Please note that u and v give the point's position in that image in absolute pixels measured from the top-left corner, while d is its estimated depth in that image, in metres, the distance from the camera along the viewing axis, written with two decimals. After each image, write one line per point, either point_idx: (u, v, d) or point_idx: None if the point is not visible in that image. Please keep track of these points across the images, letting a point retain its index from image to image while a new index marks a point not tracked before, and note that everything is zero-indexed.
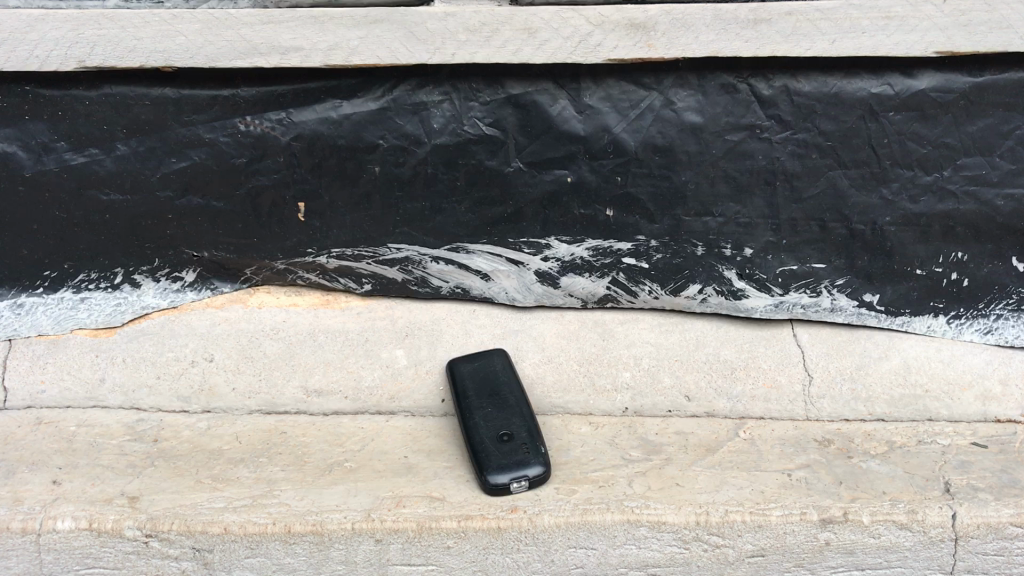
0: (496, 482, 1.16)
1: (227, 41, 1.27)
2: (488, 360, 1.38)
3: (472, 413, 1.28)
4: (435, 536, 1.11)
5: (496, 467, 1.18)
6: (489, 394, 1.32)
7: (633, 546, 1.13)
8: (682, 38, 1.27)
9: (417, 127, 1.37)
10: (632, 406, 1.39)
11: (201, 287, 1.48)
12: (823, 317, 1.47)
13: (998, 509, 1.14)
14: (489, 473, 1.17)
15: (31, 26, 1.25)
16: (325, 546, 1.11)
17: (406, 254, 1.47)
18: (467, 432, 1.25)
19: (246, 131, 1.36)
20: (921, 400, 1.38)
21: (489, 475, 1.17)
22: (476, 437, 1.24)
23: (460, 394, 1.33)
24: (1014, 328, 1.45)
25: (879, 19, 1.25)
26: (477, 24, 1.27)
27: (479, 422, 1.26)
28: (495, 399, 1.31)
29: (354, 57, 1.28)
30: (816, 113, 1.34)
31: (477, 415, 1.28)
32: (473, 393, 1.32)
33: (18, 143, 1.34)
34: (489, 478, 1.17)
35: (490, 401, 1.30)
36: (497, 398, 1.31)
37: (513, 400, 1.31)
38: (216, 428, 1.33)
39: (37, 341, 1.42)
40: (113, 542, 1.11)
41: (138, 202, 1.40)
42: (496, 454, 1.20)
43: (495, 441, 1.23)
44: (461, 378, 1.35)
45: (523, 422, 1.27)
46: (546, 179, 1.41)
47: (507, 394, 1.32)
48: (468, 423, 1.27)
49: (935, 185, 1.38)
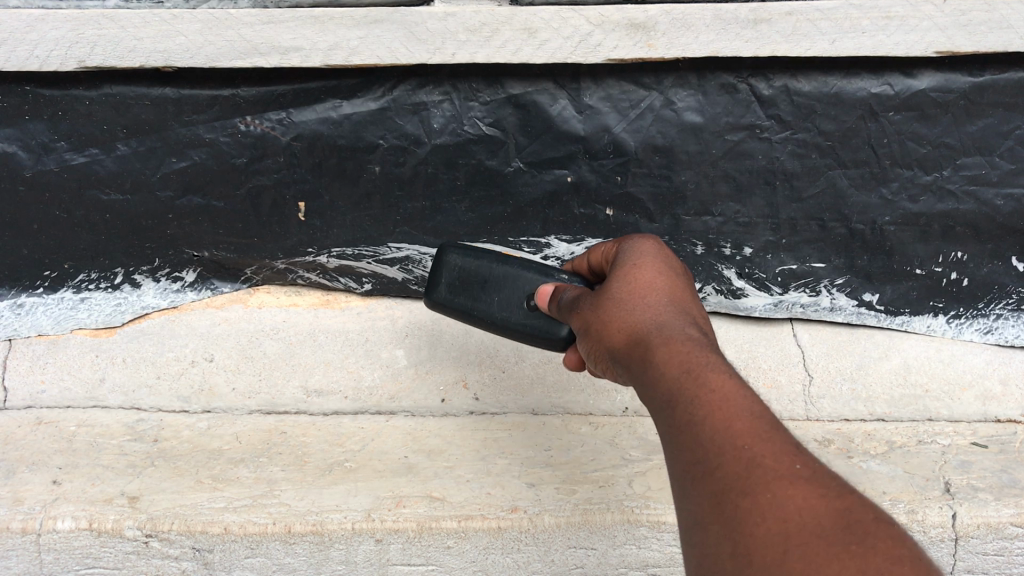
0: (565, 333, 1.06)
1: (227, 41, 1.25)
2: (449, 262, 1.16)
3: (489, 314, 1.13)
4: (435, 536, 1.14)
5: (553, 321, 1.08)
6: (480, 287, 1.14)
7: (632, 545, 1.18)
8: (682, 38, 1.24)
9: (417, 127, 1.37)
10: (633, 406, 1.37)
11: (200, 287, 1.48)
12: (823, 316, 1.47)
13: (998, 509, 1.15)
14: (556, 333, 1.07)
15: (31, 26, 1.23)
16: (325, 546, 1.14)
17: (406, 254, 1.47)
18: (512, 333, 1.12)
19: (246, 131, 1.36)
20: (921, 400, 1.38)
21: (554, 334, 1.07)
22: (520, 330, 1.11)
23: (467, 315, 1.15)
24: (1014, 328, 1.45)
25: (879, 19, 1.22)
26: (477, 24, 1.24)
27: (507, 316, 1.12)
28: (489, 286, 1.13)
29: (354, 57, 1.26)
30: (816, 113, 1.34)
31: (499, 315, 1.12)
32: (469, 300, 1.14)
33: (18, 143, 1.34)
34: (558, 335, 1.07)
35: (487, 292, 1.13)
36: (490, 284, 1.13)
37: (500, 272, 1.14)
38: (216, 428, 1.32)
39: (37, 341, 1.42)
40: (114, 542, 1.14)
41: (139, 202, 1.40)
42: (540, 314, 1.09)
43: (529, 311, 1.10)
44: (449, 304, 1.15)
45: (527, 275, 1.12)
46: (546, 179, 1.42)
47: (495, 275, 1.13)
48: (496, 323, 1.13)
49: (934, 185, 1.38)
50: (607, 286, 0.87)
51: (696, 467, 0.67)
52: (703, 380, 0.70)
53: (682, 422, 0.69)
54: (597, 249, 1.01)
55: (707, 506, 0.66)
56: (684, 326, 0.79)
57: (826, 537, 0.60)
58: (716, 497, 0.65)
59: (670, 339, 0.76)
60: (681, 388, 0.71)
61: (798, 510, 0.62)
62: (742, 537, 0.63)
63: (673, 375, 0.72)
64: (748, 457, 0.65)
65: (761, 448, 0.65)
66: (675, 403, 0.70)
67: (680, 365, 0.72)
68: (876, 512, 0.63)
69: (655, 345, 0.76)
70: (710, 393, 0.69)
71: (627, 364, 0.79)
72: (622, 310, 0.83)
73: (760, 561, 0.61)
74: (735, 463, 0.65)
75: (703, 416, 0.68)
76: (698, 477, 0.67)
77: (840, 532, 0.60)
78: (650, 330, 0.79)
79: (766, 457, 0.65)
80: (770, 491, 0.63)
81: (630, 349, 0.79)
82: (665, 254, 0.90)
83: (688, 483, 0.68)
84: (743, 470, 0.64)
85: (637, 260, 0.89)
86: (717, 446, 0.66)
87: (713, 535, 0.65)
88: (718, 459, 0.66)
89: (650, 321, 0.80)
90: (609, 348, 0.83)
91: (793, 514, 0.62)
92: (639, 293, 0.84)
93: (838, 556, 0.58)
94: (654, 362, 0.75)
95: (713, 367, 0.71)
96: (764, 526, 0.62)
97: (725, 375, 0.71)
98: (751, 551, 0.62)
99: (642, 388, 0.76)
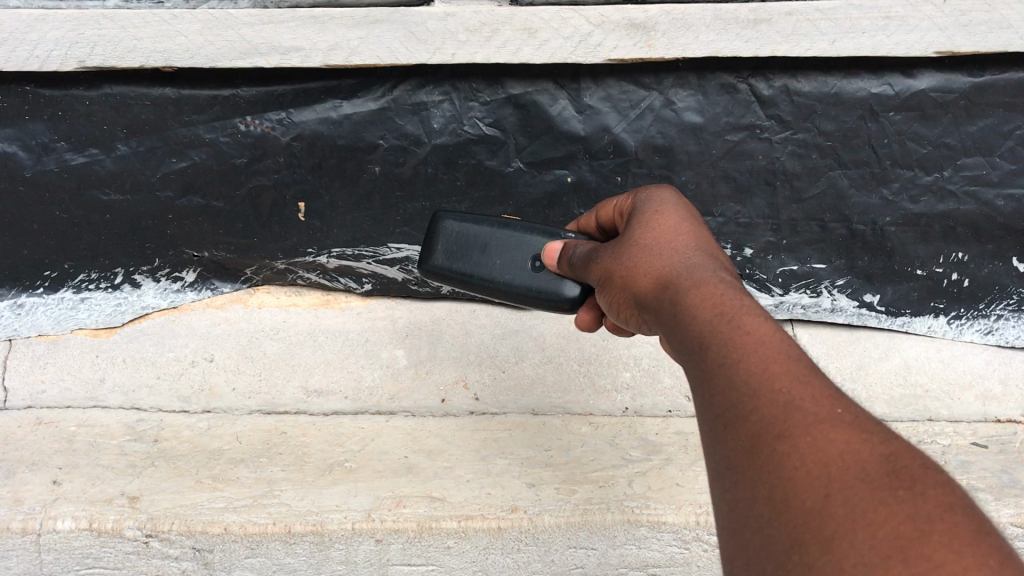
0: (575, 293, 0.97)
1: (227, 41, 1.24)
2: (446, 227, 1.04)
3: (491, 283, 1.01)
4: (435, 536, 1.15)
5: (561, 282, 0.98)
6: (481, 250, 1.02)
7: (632, 545, 1.18)
8: (682, 38, 1.24)
9: (417, 127, 1.37)
10: (632, 406, 1.37)
11: (200, 287, 1.47)
12: (823, 317, 1.46)
13: (998, 509, 1.16)
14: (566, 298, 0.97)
15: (31, 27, 1.22)
16: (325, 546, 1.15)
17: (406, 254, 1.47)
18: (516, 299, 1.01)
19: (246, 131, 1.36)
20: (921, 400, 1.38)
21: (563, 295, 0.97)
22: (525, 295, 1.00)
23: (466, 284, 1.04)
24: (1015, 329, 1.44)
25: (879, 19, 1.22)
26: (477, 24, 1.23)
27: (510, 281, 1.00)
28: (491, 250, 1.02)
29: (354, 57, 1.26)
30: (816, 113, 1.34)
31: (501, 281, 1.01)
32: (469, 266, 1.02)
33: (18, 143, 1.34)
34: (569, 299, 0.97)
35: (487, 257, 1.02)
36: (490, 248, 1.02)
37: (502, 235, 1.02)
38: (216, 428, 1.32)
39: (37, 341, 1.42)
40: (114, 542, 1.14)
41: (139, 202, 1.40)
42: (547, 274, 0.99)
43: (535, 273, 0.99)
44: (447, 273, 1.04)
45: (533, 236, 1.01)
46: (546, 179, 1.42)
47: (496, 238, 1.02)
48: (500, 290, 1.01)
49: (935, 185, 1.38)
50: (629, 234, 0.82)
51: (725, 411, 0.59)
52: (736, 321, 0.63)
53: (710, 363, 0.62)
54: (609, 204, 0.95)
55: (738, 453, 0.57)
56: (712, 270, 0.72)
57: (875, 484, 0.50)
58: (748, 443, 0.57)
59: (700, 283, 0.70)
60: (709, 326, 0.64)
61: (841, 454, 0.53)
62: (778, 485, 0.54)
63: (704, 317, 0.65)
64: (785, 399, 0.57)
65: (799, 389, 0.57)
66: (705, 343, 0.63)
67: (712, 307, 0.65)
68: (931, 464, 0.53)
69: (683, 288, 0.70)
70: (742, 332, 0.62)
71: (652, 309, 0.73)
72: (646, 256, 0.77)
73: (799, 513, 0.52)
74: (771, 404, 0.57)
75: (735, 356, 0.61)
76: (727, 422, 0.59)
77: (891, 480, 0.50)
78: (678, 274, 0.72)
79: (804, 400, 0.56)
80: (810, 433, 0.54)
81: (655, 293, 0.73)
82: (688, 205, 0.85)
83: (717, 431, 0.60)
84: (778, 411, 0.56)
85: (658, 208, 0.83)
86: (749, 387, 0.58)
87: (744, 486, 0.56)
88: (751, 401, 0.58)
89: (675, 264, 0.74)
90: (633, 294, 0.77)
91: (835, 458, 0.52)
92: (663, 239, 0.78)
93: (891, 506, 0.49)
94: (680, 304, 0.68)
95: (748, 310, 0.65)
96: (803, 470, 0.53)
97: (758, 317, 0.64)
98: (789, 500, 0.53)
99: (669, 334, 0.69)
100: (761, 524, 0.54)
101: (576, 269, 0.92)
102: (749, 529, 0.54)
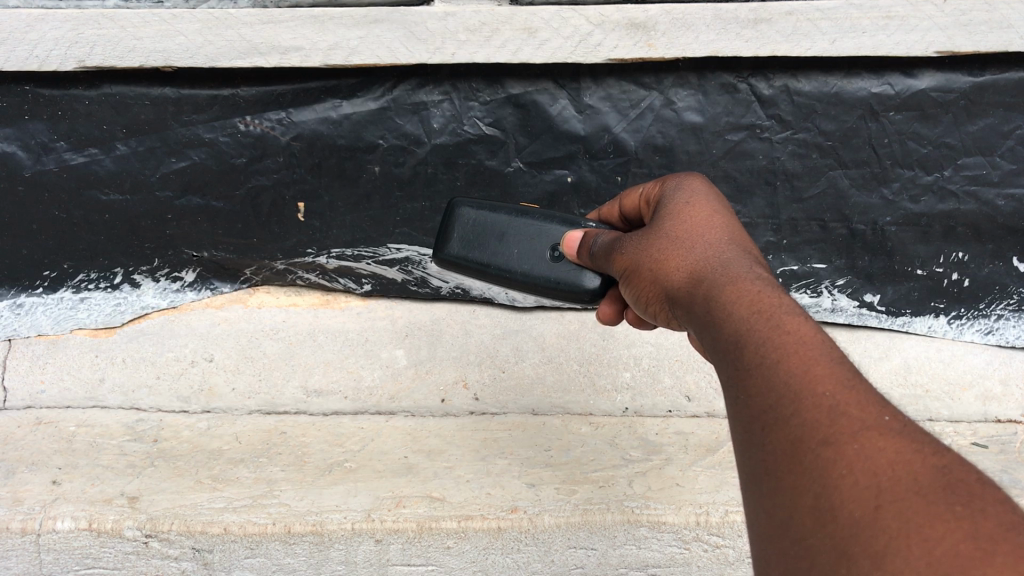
0: (594, 285, 0.96)
1: (227, 41, 1.24)
2: (459, 217, 1.04)
3: (508, 271, 1.01)
4: (435, 536, 1.15)
5: (580, 272, 0.97)
6: (497, 240, 1.02)
7: (633, 545, 1.18)
8: (682, 38, 1.24)
9: (417, 127, 1.37)
10: (632, 407, 1.37)
11: (200, 287, 1.45)
12: (823, 317, 1.45)
13: None
14: (589, 290, 0.97)
15: (30, 26, 1.23)
16: (325, 546, 1.15)
17: (406, 254, 1.45)
18: (535, 290, 1.01)
19: (246, 131, 1.36)
20: (922, 400, 1.37)
21: (582, 287, 0.97)
22: (545, 286, 0.99)
23: (482, 275, 1.04)
24: (1016, 329, 1.43)
25: (879, 19, 1.22)
26: (477, 24, 1.24)
27: (527, 271, 1.00)
28: (508, 239, 1.02)
29: (354, 57, 1.26)
30: (816, 113, 1.34)
31: (518, 271, 1.00)
32: (485, 256, 1.02)
33: (18, 143, 1.35)
34: (591, 291, 0.97)
35: (504, 247, 1.02)
36: (507, 237, 1.02)
37: (520, 225, 1.02)
38: (216, 429, 1.31)
39: (37, 341, 1.41)
40: (113, 542, 1.14)
41: (139, 201, 1.40)
42: (566, 265, 0.98)
43: (553, 264, 0.99)
44: (462, 260, 1.03)
45: (550, 224, 1.01)
46: (546, 179, 1.42)
47: (513, 226, 1.02)
48: (519, 279, 1.01)
49: (934, 185, 1.38)
50: (656, 226, 0.82)
51: (764, 414, 0.60)
52: (774, 321, 0.63)
53: (749, 360, 0.62)
54: (634, 192, 0.95)
55: (779, 458, 0.58)
56: (748, 268, 0.72)
57: (929, 497, 0.50)
58: (789, 448, 0.57)
59: (735, 279, 0.70)
60: (747, 325, 0.64)
61: (892, 465, 0.52)
62: (822, 494, 0.54)
63: (741, 314, 0.65)
64: (828, 403, 0.57)
65: (841, 393, 0.57)
66: (742, 342, 0.63)
67: (748, 305, 0.66)
68: (986, 481, 0.52)
69: (718, 283, 0.70)
70: (784, 332, 0.62)
71: (684, 306, 0.73)
72: (677, 251, 0.77)
73: (847, 525, 0.51)
74: (814, 408, 0.57)
75: (776, 354, 0.61)
76: (766, 425, 0.59)
77: (946, 495, 0.50)
78: (712, 270, 0.72)
79: (849, 404, 0.56)
80: (857, 441, 0.54)
81: (689, 290, 0.73)
82: (717, 197, 0.85)
83: (756, 434, 0.60)
84: (821, 416, 0.56)
85: (689, 200, 0.83)
86: (790, 390, 0.59)
87: (784, 492, 0.56)
88: (792, 404, 0.58)
89: (711, 261, 0.74)
90: (664, 289, 0.77)
91: (886, 468, 0.52)
92: (695, 235, 0.78)
93: (949, 522, 0.48)
94: (715, 301, 0.68)
95: (786, 309, 0.65)
96: (848, 478, 0.53)
97: (799, 318, 0.64)
98: (836, 511, 0.52)
99: (701, 332, 0.69)
100: (803, 532, 0.54)
101: (596, 260, 0.92)
102: (792, 538, 0.55)
